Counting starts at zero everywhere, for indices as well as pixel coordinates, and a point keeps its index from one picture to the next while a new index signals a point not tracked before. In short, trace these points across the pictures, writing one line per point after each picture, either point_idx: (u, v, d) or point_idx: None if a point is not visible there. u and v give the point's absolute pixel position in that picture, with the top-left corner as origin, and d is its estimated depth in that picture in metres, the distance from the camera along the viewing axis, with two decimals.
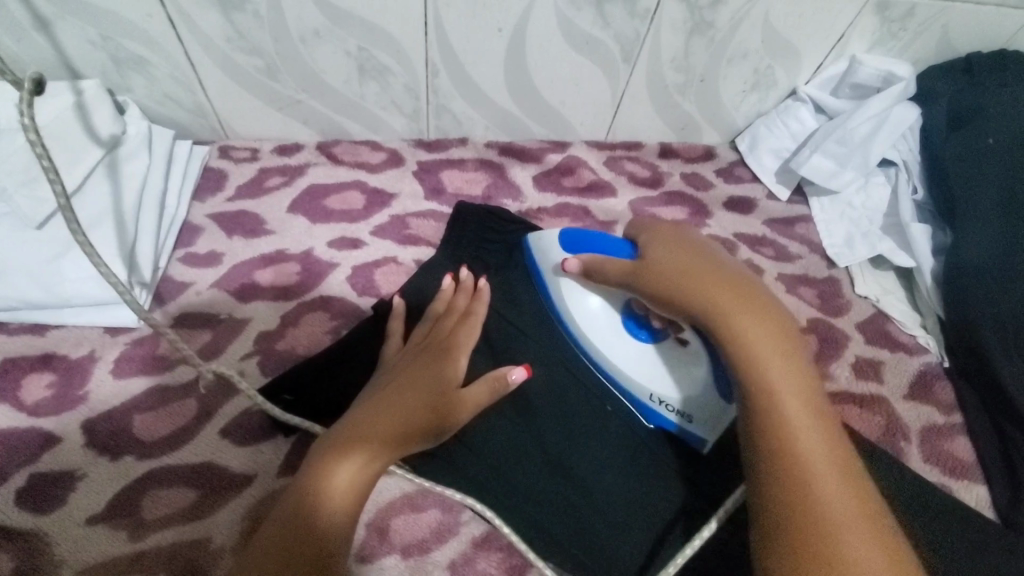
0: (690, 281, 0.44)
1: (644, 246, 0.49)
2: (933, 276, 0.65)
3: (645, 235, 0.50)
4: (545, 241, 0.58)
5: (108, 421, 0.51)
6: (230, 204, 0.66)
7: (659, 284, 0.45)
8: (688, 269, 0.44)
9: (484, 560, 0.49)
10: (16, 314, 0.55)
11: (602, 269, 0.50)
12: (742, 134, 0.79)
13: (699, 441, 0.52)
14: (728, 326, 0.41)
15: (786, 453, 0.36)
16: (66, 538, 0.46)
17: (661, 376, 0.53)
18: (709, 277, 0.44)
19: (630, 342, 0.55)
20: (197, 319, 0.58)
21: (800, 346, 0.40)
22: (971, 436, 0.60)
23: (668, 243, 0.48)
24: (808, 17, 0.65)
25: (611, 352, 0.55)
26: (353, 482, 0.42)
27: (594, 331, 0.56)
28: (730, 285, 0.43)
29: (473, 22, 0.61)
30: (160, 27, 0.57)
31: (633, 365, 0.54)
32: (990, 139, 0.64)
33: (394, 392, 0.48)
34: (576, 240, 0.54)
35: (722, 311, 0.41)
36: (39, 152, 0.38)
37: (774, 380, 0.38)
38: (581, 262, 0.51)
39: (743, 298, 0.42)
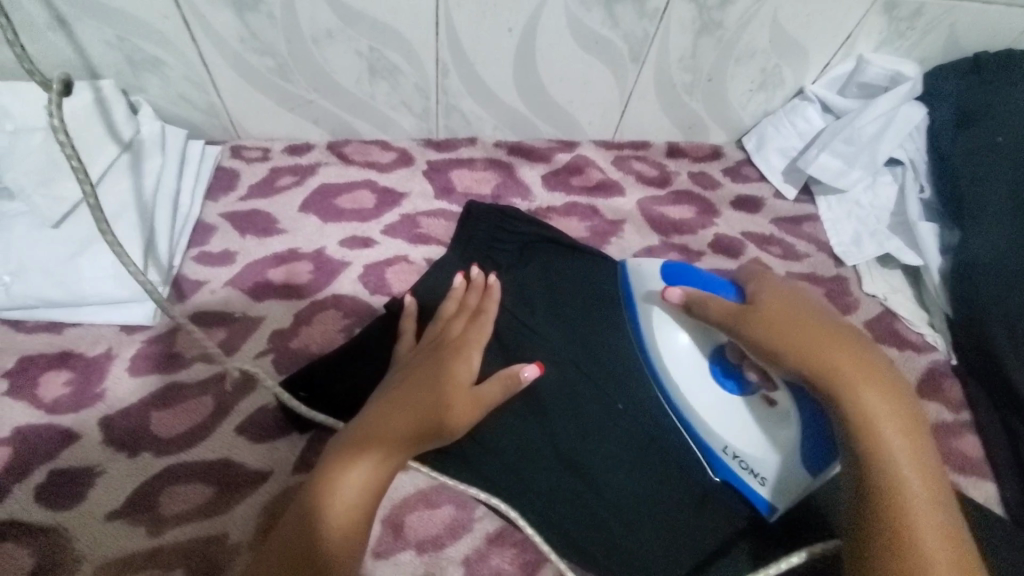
0: (810, 344, 0.41)
1: (755, 294, 0.45)
2: (940, 274, 0.66)
3: (756, 284, 0.46)
4: (644, 269, 0.54)
5: (125, 417, 0.52)
6: (242, 204, 0.67)
7: (772, 339, 0.42)
8: (807, 328, 0.42)
9: (497, 555, 0.49)
10: (33, 312, 0.56)
11: (705, 308, 0.46)
12: (749, 134, 0.79)
13: (771, 511, 0.49)
14: (852, 399, 0.38)
15: (907, 544, 0.34)
16: (86, 533, 0.46)
17: (746, 433, 0.49)
18: (831, 339, 0.41)
19: (716, 390, 0.51)
20: (212, 317, 0.58)
21: (924, 425, 0.38)
22: (977, 433, 0.61)
23: (783, 295, 0.44)
24: (816, 17, 0.66)
25: (691, 396, 0.52)
26: (364, 482, 0.42)
27: (679, 371, 0.53)
28: (855, 352, 0.40)
29: (483, 23, 0.61)
30: (175, 28, 0.58)
31: (713, 413, 0.51)
32: (999, 137, 0.65)
33: (405, 391, 0.49)
34: (678, 273, 0.51)
35: (847, 384, 0.39)
36: (71, 155, 0.40)
37: (898, 465, 0.36)
38: (683, 294, 0.48)
39: (868, 368, 0.39)
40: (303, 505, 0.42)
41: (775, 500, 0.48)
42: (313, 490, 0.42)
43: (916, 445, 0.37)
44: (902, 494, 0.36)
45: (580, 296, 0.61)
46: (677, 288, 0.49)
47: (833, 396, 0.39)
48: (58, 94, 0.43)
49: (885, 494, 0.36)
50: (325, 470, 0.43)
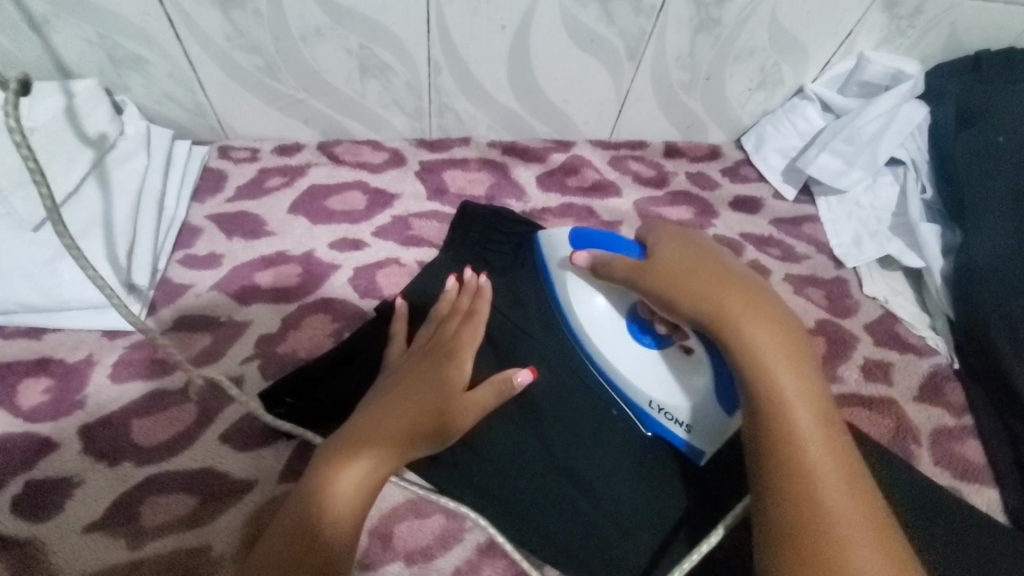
0: (698, 287, 0.42)
1: (652, 249, 0.47)
2: (942, 276, 0.65)
3: (654, 239, 0.48)
4: (558, 238, 0.56)
5: (106, 426, 0.50)
6: (229, 205, 0.65)
7: (666, 285, 0.43)
8: (695, 269, 0.43)
9: (489, 566, 0.48)
10: (14, 317, 0.54)
11: (608, 267, 0.49)
12: (748, 133, 0.78)
13: (696, 453, 0.50)
14: (736, 332, 0.39)
15: (790, 458, 0.35)
16: (63, 546, 0.45)
17: (663, 384, 0.52)
18: (718, 279, 0.42)
19: (634, 346, 0.54)
20: (197, 322, 0.57)
21: (811, 354, 0.39)
22: (981, 439, 0.59)
23: (678, 243, 0.46)
24: (816, 15, 0.64)
25: (611, 353, 0.54)
26: (361, 482, 0.41)
27: (598, 331, 0.55)
28: (742, 288, 0.41)
29: (476, 20, 0.60)
30: (158, 25, 0.56)
31: (632, 368, 0.53)
32: (1000, 137, 0.63)
33: (400, 393, 0.48)
34: (586, 239, 0.53)
35: (731, 317, 0.40)
36: (26, 158, 0.38)
37: (781, 384, 0.37)
38: (589, 257, 0.50)
39: (752, 301, 0.40)
40: (299, 505, 0.40)
41: (699, 446, 0.49)
42: (307, 487, 0.41)
43: (802, 370, 0.38)
44: (790, 421, 0.36)
45: None
46: (584, 253, 0.51)
47: (720, 334, 0.40)
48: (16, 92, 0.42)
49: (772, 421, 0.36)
50: (321, 467, 0.42)
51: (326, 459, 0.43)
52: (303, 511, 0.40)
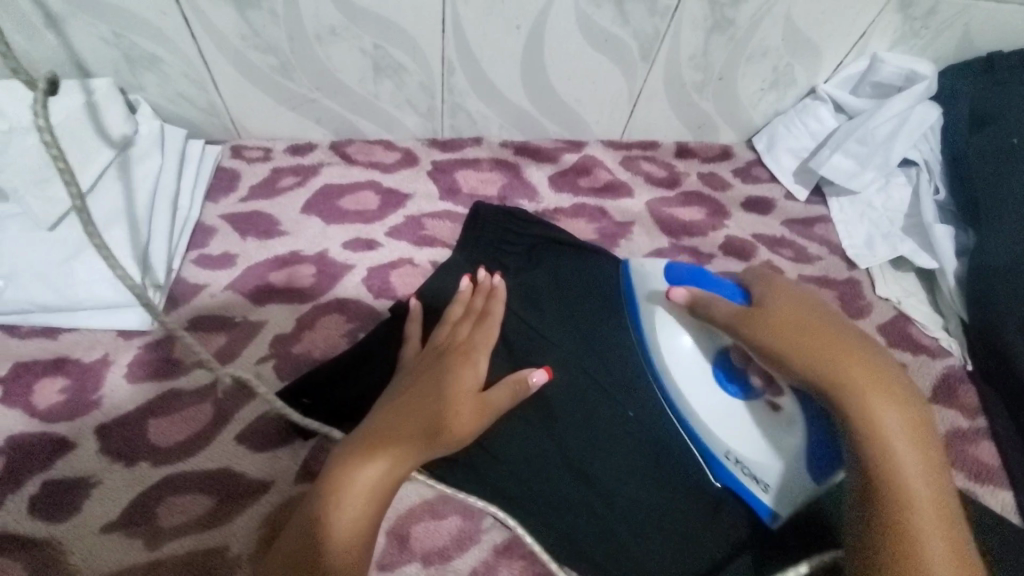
0: (816, 349, 0.40)
1: (761, 298, 0.44)
2: (956, 277, 0.65)
3: (762, 287, 0.45)
4: (646, 271, 0.53)
5: (122, 426, 0.50)
6: (243, 205, 0.65)
7: (779, 341, 0.42)
8: (814, 330, 0.41)
9: (506, 567, 0.48)
10: (29, 317, 0.54)
11: (709, 309, 0.46)
12: (759, 134, 0.78)
13: (772, 517, 0.47)
14: (863, 404, 0.38)
15: (906, 541, 0.34)
16: (81, 545, 0.45)
17: (752, 440, 0.48)
18: (840, 344, 0.40)
19: (718, 393, 0.50)
20: (212, 322, 0.57)
21: (934, 437, 0.38)
22: (995, 440, 0.59)
23: (793, 297, 0.44)
24: (830, 15, 0.64)
25: (692, 397, 0.51)
26: (375, 483, 0.41)
27: (682, 373, 0.51)
28: (865, 355, 0.40)
29: (491, 20, 0.60)
30: (174, 24, 0.56)
31: (715, 417, 0.50)
32: (1014, 139, 0.63)
33: (415, 394, 0.48)
34: (682, 273, 0.49)
35: (857, 388, 0.39)
36: (52, 146, 0.39)
37: (902, 465, 0.37)
38: (688, 295, 0.47)
39: (877, 372, 0.39)
40: (314, 505, 0.40)
41: (776, 506, 0.47)
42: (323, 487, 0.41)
43: (925, 451, 0.37)
44: (913, 504, 0.35)
45: (588, 299, 0.60)
46: (681, 288, 0.48)
47: (841, 400, 0.39)
48: (43, 95, 0.43)
49: (892, 502, 0.36)
50: (337, 467, 0.42)
51: (342, 459, 0.42)
52: (317, 515, 0.40)
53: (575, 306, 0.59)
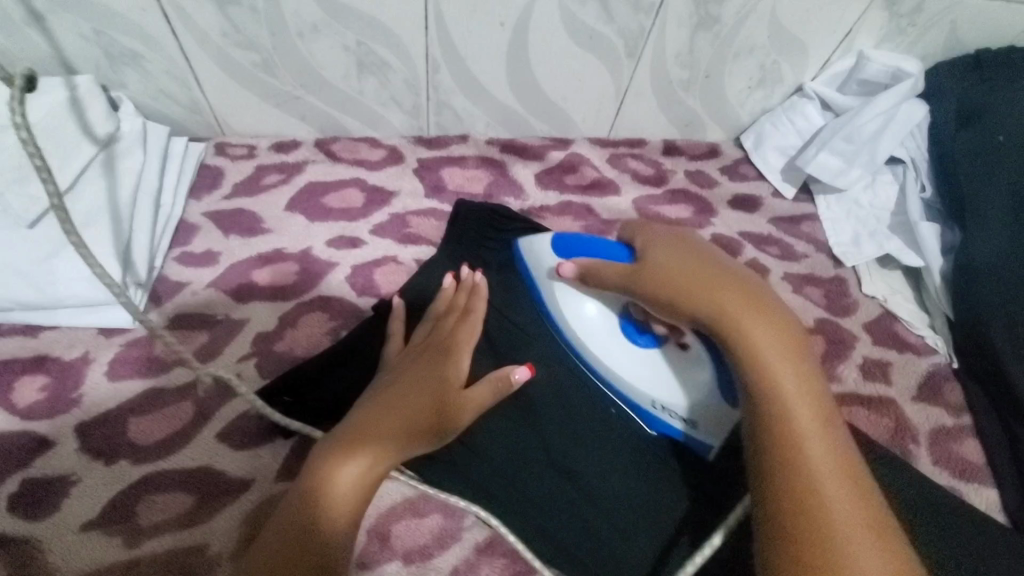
0: (698, 289, 0.41)
1: (645, 252, 0.46)
2: (941, 275, 0.64)
3: (645, 240, 0.47)
4: (537, 246, 0.56)
5: (102, 424, 0.50)
6: (227, 203, 0.65)
7: (661, 289, 0.43)
8: (694, 272, 0.42)
9: (487, 565, 0.48)
10: (9, 315, 0.54)
11: (601, 275, 0.48)
12: (747, 131, 0.78)
13: (702, 447, 0.50)
14: (738, 335, 0.38)
15: (791, 461, 0.34)
16: (61, 543, 0.45)
17: (664, 382, 0.50)
18: (715, 279, 0.41)
19: (629, 348, 0.52)
20: (194, 320, 0.57)
21: (813, 358, 0.38)
22: (979, 438, 0.59)
23: (674, 243, 0.45)
24: (816, 13, 0.64)
25: (607, 357, 0.53)
26: (356, 483, 0.41)
27: (592, 337, 0.53)
28: (739, 286, 0.41)
29: (474, 17, 0.60)
30: (154, 21, 0.56)
31: (630, 369, 0.52)
32: (1000, 136, 0.63)
33: (398, 390, 0.47)
34: (568, 244, 0.53)
35: (736, 319, 0.39)
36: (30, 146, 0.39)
37: (784, 388, 0.36)
38: (575, 268, 0.50)
39: (748, 299, 0.40)
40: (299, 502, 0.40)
41: (703, 437, 0.49)
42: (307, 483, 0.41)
43: (801, 370, 0.37)
44: (791, 424, 0.35)
45: None
46: (570, 262, 0.51)
47: (726, 337, 0.39)
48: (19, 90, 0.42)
49: (772, 425, 0.36)
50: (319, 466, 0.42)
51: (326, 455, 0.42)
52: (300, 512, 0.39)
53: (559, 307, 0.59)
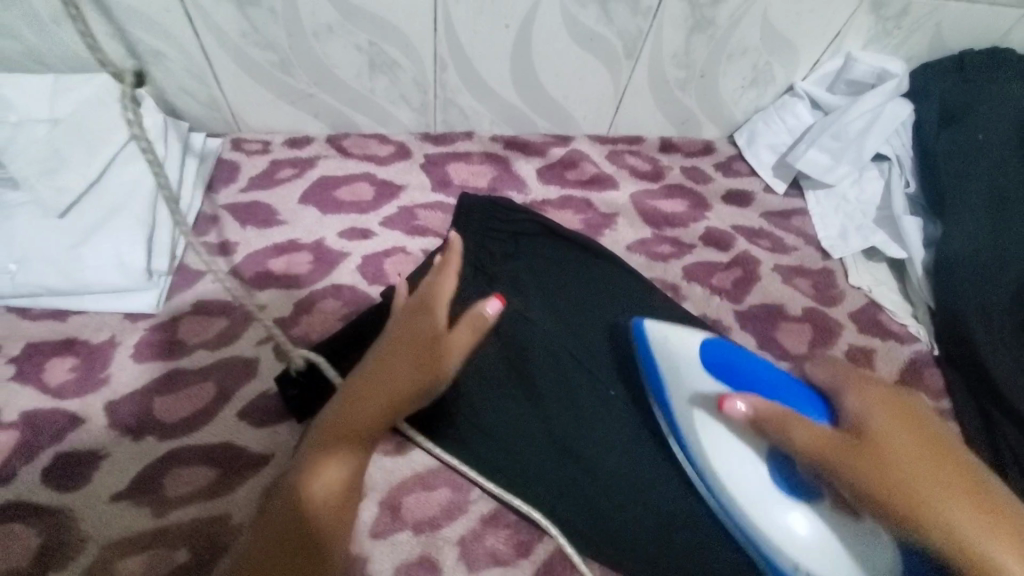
0: (926, 485, 0.35)
1: (858, 416, 0.39)
2: (923, 266, 0.68)
3: (853, 401, 0.40)
4: (674, 349, 0.47)
5: (129, 402, 0.53)
6: (243, 195, 0.68)
7: (883, 478, 0.36)
8: (921, 461, 0.36)
9: (492, 535, 0.51)
10: (39, 300, 0.57)
11: (787, 432, 0.40)
12: (740, 130, 0.81)
13: None
14: (979, 552, 0.33)
15: None
16: (92, 513, 0.48)
17: (827, 561, 0.40)
18: (947, 476, 0.35)
19: (781, 504, 0.42)
20: (214, 306, 0.60)
21: None
22: (958, 421, 0.63)
23: (892, 408, 0.39)
24: (805, 16, 0.67)
25: (756, 513, 0.43)
26: (341, 471, 0.42)
27: (740, 486, 0.44)
28: (973, 487, 0.35)
29: (481, 19, 0.63)
30: (177, 22, 0.59)
31: (783, 533, 0.42)
32: (980, 135, 0.67)
33: (371, 364, 0.46)
34: (732, 368, 0.45)
35: (975, 532, 0.33)
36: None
37: None
38: (752, 409, 0.41)
39: (990, 505, 0.34)
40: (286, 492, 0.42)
41: None
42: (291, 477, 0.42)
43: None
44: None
45: (577, 287, 0.64)
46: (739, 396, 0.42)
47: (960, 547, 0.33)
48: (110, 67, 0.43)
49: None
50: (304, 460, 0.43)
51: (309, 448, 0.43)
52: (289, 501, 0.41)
53: (558, 295, 0.63)
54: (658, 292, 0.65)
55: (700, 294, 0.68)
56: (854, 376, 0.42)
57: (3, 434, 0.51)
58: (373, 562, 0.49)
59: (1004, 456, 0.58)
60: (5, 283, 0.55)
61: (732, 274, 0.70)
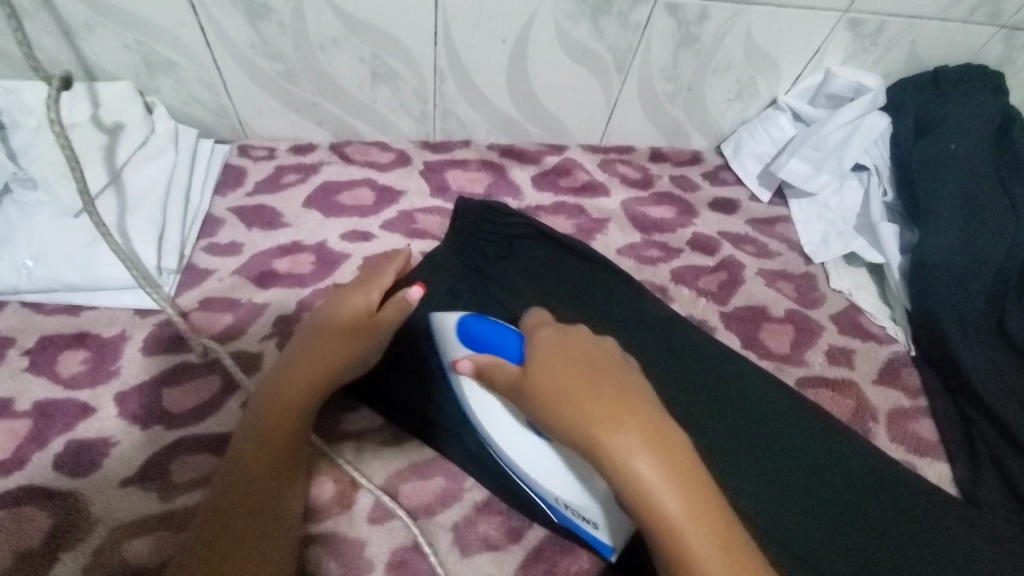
0: (569, 407, 0.37)
1: (530, 355, 0.42)
2: (900, 271, 0.71)
3: (535, 339, 0.43)
4: (445, 327, 0.53)
5: (138, 393, 0.56)
6: (249, 199, 0.71)
7: (543, 409, 0.39)
8: (568, 386, 0.38)
9: (485, 522, 0.54)
10: (54, 296, 0.60)
11: (493, 377, 0.43)
12: (727, 140, 0.84)
13: (610, 552, 0.49)
14: (605, 455, 0.35)
15: (682, 565, 0.35)
16: (101, 497, 0.50)
17: (567, 485, 0.48)
18: (583, 386, 0.38)
19: (529, 444, 0.49)
20: (221, 303, 0.62)
21: (683, 448, 0.36)
22: (933, 418, 0.65)
23: (551, 342, 0.41)
24: (788, 33, 0.71)
25: (515, 455, 0.50)
26: (272, 456, 0.50)
27: (498, 432, 0.50)
28: (609, 400, 0.37)
29: (480, 33, 0.66)
30: (191, 34, 0.62)
31: (534, 467, 0.49)
32: (953, 145, 0.70)
33: (294, 379, 0.52)
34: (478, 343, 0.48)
35: (601, 438, 0.36)
36: (64, 147, 0.48)
37: (659, 497, 0.35)
38: (473, 364, 0.44)
39: (618, 407, 0.36)
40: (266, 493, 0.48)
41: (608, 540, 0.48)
42: (262, 478, 0.49)
43: (685, 476, 0.35)
44: (676, 538, 0.34)
45: (567, 288, 0.67)
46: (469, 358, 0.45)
47: (596, 456, 0.36)
48: (58, 88, 0.50)
49: (664, 543, 0.35)
50: (274, 466, 0.49)
51: (271, 451, 0.50)
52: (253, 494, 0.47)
53: (551, 296, 0.66)
54: (646, 295, 0.68)
55: (687, 296, 0.71)
56: (543, 317, 0.45)
57: (18, 422, 0.53)
58: (370, 545, 0.52)
59: (976, 451, 0.61)
60: (23, 279, 0.57)
61: (718, 277, 0.73)
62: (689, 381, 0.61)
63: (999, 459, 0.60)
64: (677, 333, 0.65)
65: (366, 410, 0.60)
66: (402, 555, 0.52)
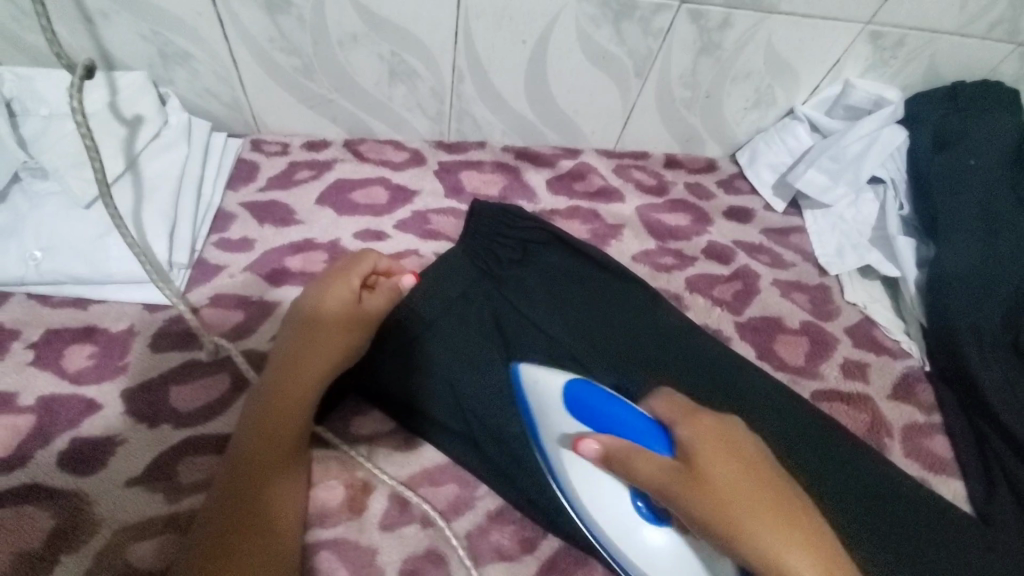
0: (747, 520, 0.36)
1: (688, 448, 0.39)
2: (916, 285, 0.71)
3: (687, 430, 0.40)
4: (544, 391, 0.48)
5: (146, 390, 0.54)
6: (261, 194, 0.70)
7: (710, 513, 0.37)
8: (745, 494, 0.37)
9: (498, 531, 0.53)
10: (61, 288, 0.58)
11: (630, 465, 0.40)
12: (742, 149, 0.84)
13: None
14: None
15: None
16: (106, 498, 0.49)
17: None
18: (780, 519, 0.36)
19: (635, 522, 0.45)
20: (232, 300, 0.61)
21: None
22: (947, 435, 0.65)
23: (716, 438, 0.39)
24: (808, 43, 0.71)
25: (613, 533, 0.46)
26: (276, 461, 0.49)
27: (598, 507, 0.46)
28: (789, 519, 0.36)
29: (500, 34, 0.65)
30: (208, 25, 0.61)
31: (636, 551, 0.45)
32: (972, 161, 0.70)
33: (297, 375, 0.51)
34: (596, 416, 0.44)
35: (784, 561, 0.35)
36: (86, 138, 0.48)
37: None
38: (601, 447, 0.42)
39: (800, 529, 0.35)
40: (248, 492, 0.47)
41: None
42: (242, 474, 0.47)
43: None
44: None
45: (582, 295, 0.66)
46: (593, 439, 0.42)
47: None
48: (80, 75, 0.50)
49: None
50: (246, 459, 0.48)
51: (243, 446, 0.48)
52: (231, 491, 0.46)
53: (567, 301, 0.65)
54: (664, 303, 0.67)
55: (702, 305, 0.71)
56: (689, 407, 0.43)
57: (21, 418, 0.52)
58: (381, 553, 0.51)
59: (990, 467, 0.61)
60: (30, 270, 0.56)
61: (733, 287, 0.73)
62: (710, 392, 0.61)
63: (1013, 479, 0.59)
64: (695, 344, 0.64)
65: (378, 414, 0.59)
66: (414, 563, 0.51)
